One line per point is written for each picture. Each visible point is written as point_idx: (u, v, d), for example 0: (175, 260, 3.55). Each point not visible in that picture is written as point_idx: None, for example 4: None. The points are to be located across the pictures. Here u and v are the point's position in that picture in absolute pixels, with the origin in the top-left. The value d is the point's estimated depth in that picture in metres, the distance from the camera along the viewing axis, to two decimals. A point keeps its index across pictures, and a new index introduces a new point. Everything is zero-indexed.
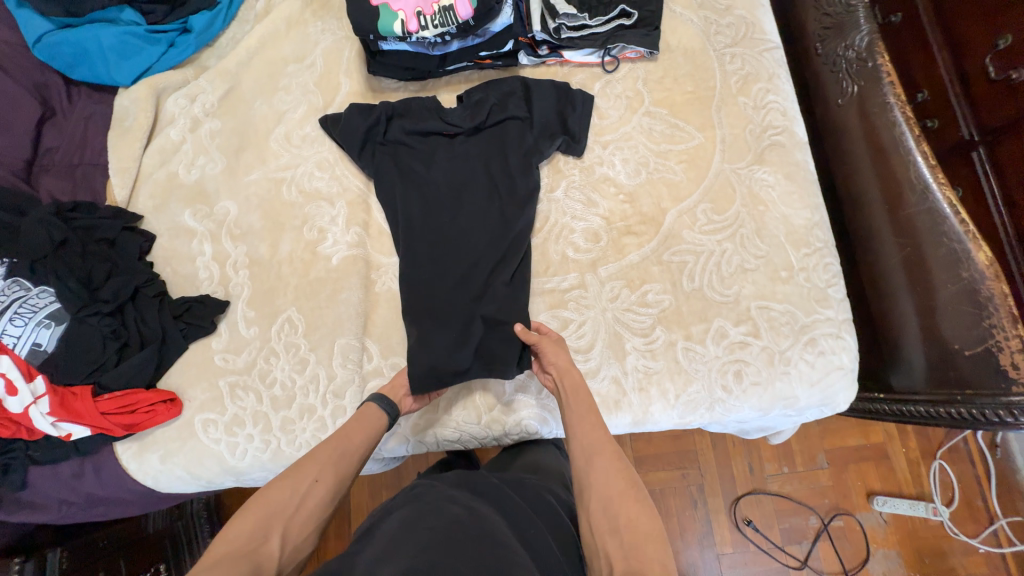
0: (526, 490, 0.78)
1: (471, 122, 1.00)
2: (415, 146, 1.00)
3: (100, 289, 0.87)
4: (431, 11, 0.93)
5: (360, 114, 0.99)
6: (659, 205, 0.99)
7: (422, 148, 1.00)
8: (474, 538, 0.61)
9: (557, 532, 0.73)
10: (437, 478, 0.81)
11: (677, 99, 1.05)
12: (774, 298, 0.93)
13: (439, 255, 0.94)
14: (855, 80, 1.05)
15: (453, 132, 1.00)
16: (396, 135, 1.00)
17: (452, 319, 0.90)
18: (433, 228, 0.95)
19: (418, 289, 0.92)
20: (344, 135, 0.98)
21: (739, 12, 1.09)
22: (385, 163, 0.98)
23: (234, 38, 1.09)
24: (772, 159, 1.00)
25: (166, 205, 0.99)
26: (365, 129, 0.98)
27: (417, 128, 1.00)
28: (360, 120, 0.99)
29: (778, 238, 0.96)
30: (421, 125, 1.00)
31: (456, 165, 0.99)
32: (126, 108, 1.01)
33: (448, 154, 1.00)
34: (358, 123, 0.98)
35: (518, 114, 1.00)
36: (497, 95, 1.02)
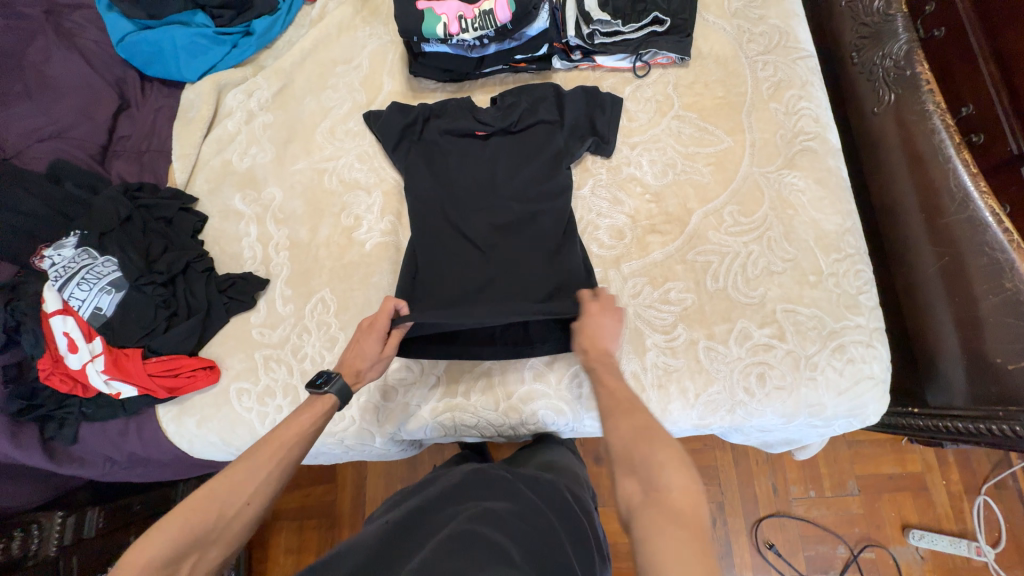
0: (541, 488, 0.77)
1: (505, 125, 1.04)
2: (447, 146, 1.04)
3: (157, 262, 0.95)
4: (472, 15, 0.99)
5: (398, 113, 1.05)
6: (685, 206, 1.00)
7: (455, 148, 1.04)
8: (486, 542, 0.59)
9: (577, 542, 0.70)
10: (452, 471, 0.81)
11: (707, 104, 1.06)
12: (801, 302, 0.92)
13: (466, 249, 0.97)
14: (892, 89, 1.03)
15: (484, 132, 1.05)
16: (432, 138, 1.05)
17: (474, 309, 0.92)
18: (464, 223, 0.99)
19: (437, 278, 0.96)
20: (382, 133, 1.04)
21: (773, 21, 1.10)
22: (419, 161, 1.03)
23: (290, 41, 1.18)
24: (803, 164, 1.00)
25: (219, 189, 1.07)
26: (401, 129, 1.04)
27: (450, 129, 1.04)
28: (397, 119, 1.05)
29: (806, 242, 0.95)
30: (455, 126, 1.04)
31: (488, 164, 1.03)
32: (191, 101, 1.11)
33: (480, 154, 1.04)
34: (396, 122, 1.04)
35: (550, 117, 1.04)
36: (528, 100, 1.06)
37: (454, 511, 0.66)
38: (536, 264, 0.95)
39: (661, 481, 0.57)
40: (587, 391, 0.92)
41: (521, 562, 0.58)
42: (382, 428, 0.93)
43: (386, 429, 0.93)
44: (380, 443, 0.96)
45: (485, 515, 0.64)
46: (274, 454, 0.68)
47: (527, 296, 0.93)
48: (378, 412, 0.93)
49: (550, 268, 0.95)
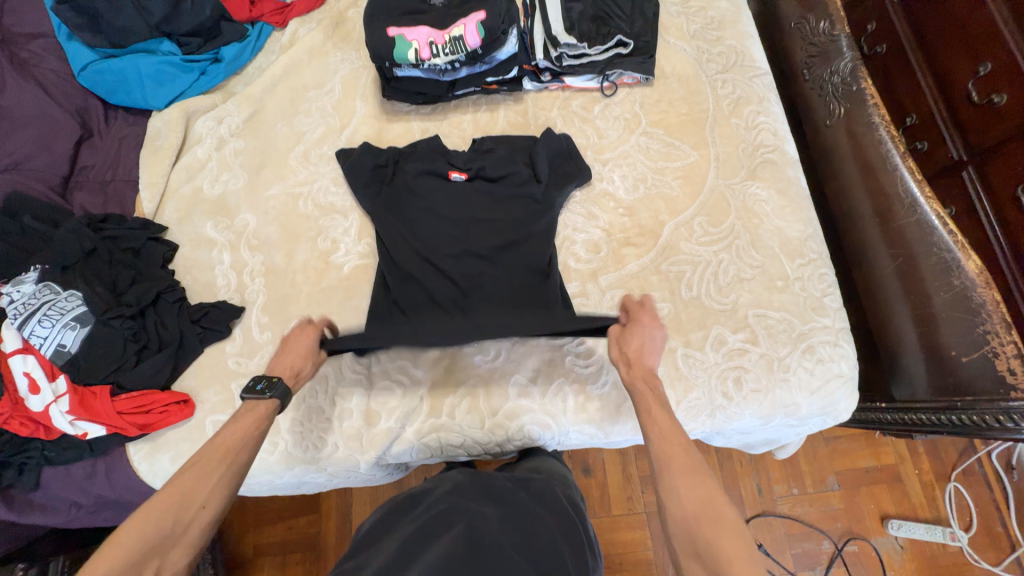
0: (532, 487, 0.79)
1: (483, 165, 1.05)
2: (420, 183, 1.04)
3: (126, 294, 0.92)
4: (442, 41, 1.00)
5: (369, 163, 1.04)
6: (657, 218, 1.03)
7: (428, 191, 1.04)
8: (489, 561, 0.61)
9: (565, 524, 0.73)
10: (448, 476, 0.82)
11: (672, 121, 1.11)
12: (770, 306, 0.96)
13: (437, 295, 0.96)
14: (842, 103, 1.10)
15: (460, 173, 1.05)
16: (400, 179, 1.05)
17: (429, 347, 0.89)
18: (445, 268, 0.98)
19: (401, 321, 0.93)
20: (353, 175, 1.03)
21: (729, 42, 1.17)
22: (388, 207, 1.02)
23: (260, 67, 1.18)
24: (764, 175, 1.05)
25: (189, 217, 1.04)
26: (373, 175, 1.04)
27: (419, 166, 1.05)
28: (367, 164, 1.04)
29: (772, 249, 1.00)
30: (423, 168, 1.05)
31: (464, 204, 1.03)
32: (158, 129, 1.09)
33: (457, 194, 1.04)
34: (365, 171, 1.03)
35: (522, 169, 1.04)
36: (507, 148, 1.07)
37: (451, 522, 0.67)
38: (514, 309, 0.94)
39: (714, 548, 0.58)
40: (571, 404, 0.93)
41: (523, 562, 0.62)
42: (367, 451, 0.91)
43: (371, 454, 0.92)
44: (365, 469, 0.94)
45: (480, 524, 0.67)
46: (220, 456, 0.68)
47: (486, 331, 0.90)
48: (361, 438, 0.91)
49: (533, 315, 0.92)
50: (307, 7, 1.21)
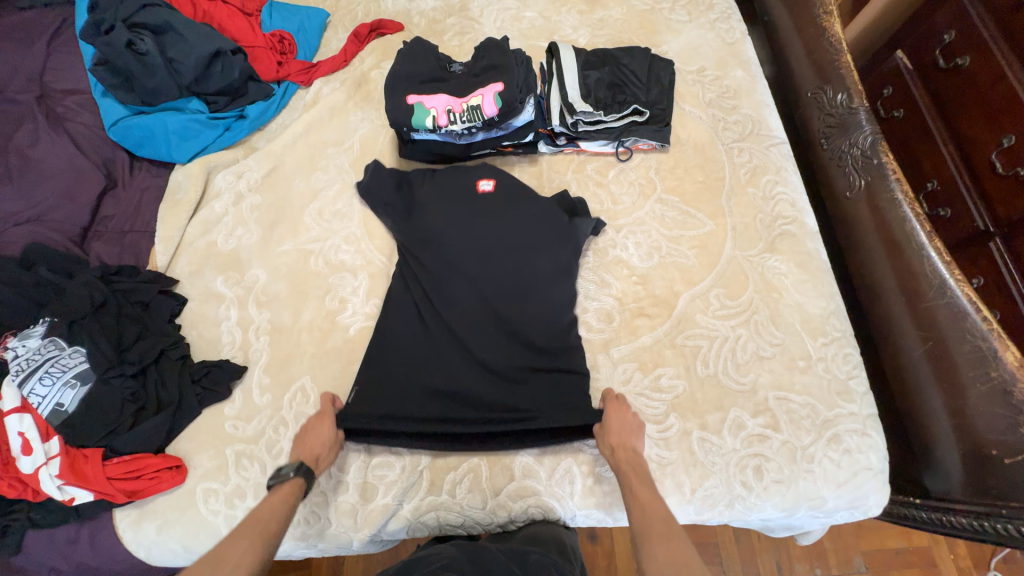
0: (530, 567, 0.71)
1: (511, 193, 1.03)
2: (438, 221, 1.00)
3: (128, 351, 0.91)
4: (459, 109, 1.01)
5: (391, 184, 1.06)
6: (671, 288, 1.00)
7: (442, 226, 1.00)
8: None
9: None
10: (440, 549, 0.77)
11: (688, 188, 1.10)
12: (792, 388, 0.91)
13: (451, 284, 0.97)
14: (862, 175, 1.08)
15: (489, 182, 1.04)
16: (422, 194, 1.05)
17: (442, 325, 0.96)
18: (461, 301, 0.96)
19: (410, 373, 0.93)
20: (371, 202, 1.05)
21: (745, 111, 1.17)
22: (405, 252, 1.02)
23: (283, 123, 1.21)
24: (783, 248, 1.02)
25: (201, 271, 1.04)
26: (394, 194, 1.05)
27: (439, 197, 1.03)
28: (386, 188, 1.05)
29: (793, 326, 0.96)
30: (441, 192, 1.03)
31: (477, 234, 0.99)
32: (179, 182, 1.11)
33: (474, 220, 1.00)
34: (388, 189, 1.05)
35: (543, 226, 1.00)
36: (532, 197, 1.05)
37: None
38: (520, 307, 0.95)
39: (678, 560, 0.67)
40: (578, 487, 0.88)
41: None
42: (361, 527, 0.86)
43: (364, 532, 0.86)
44: (358, 546, 0.89)
45: None
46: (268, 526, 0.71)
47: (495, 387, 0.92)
48: (356, 513, 0.86)
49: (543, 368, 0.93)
50: (332, 67, 1.25)
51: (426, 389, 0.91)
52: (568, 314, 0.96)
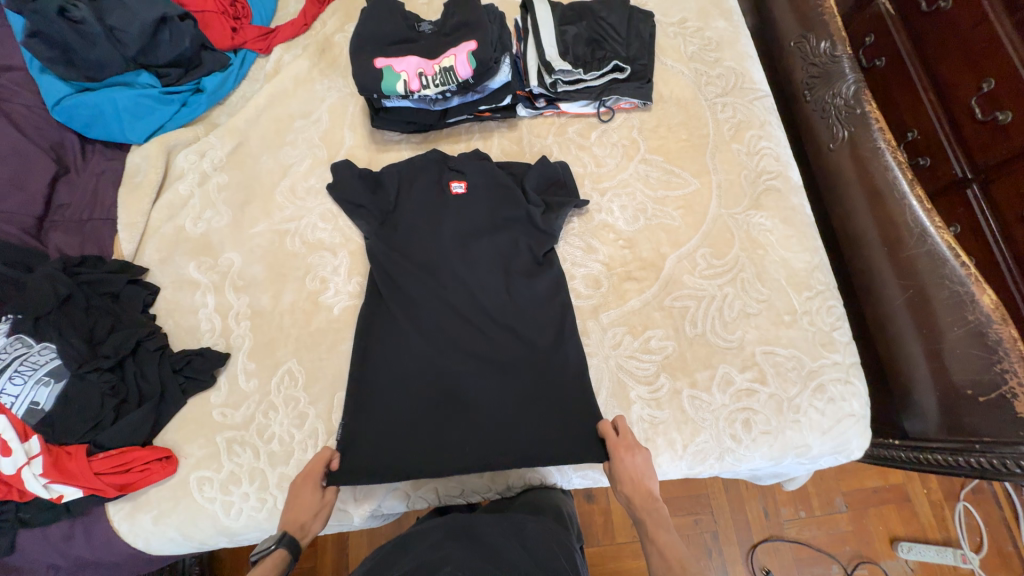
0: (527, 538, 0.72)
1: (485, 183, 1.01)
2: (415, 224, 0.99)
3: (101, 345, 0.87)
4: (432, 72, 0.96)
5: (364, 185, 1.00)
6: (658, 250, 1.00)
7: (418, 235, 0.98)
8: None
9: None
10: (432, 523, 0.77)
11: (672, 147, 1.07)
12: (778, 342, 0.92)
13: (430, 304, 0.94)
14: (846, 126, 1.06)
15: (460, 183, 1.01)
16: (393, 195, 1.00)
17: (434, 338, 0.92)
18: (443, 320, 0.93)
19: (409, 411, 0.89)
20: (346, 203, 0.99)
21: (728, 64, 1.14)
22: (373, 279, 0.96)
23: (243, 96, 1.13)
24: (769, 204, 1.02)
25: (171, 258, 1.00)
26: (369, 198, 0.99)
27: (415, 193, 1.01)
28: (361, 188, 1.00)
29: (779, 282, 0.96)
30: (413, 191, 1.01)
31: (455, 239, 0.98)
32: (137, 164, 1.04)
33: (449, 223, 0.99)
34: (363, 192, 0.99)
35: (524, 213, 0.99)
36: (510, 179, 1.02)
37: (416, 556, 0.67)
38: (512, 308, 0.94)
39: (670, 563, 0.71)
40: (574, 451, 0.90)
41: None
42: (358, 509, 0.87)
43: (364, 508, 0.87)
44: (359, 522, 0.90)
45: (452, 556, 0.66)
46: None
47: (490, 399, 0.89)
48: (356, 489, 0.87)
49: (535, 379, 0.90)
50: (291, 33, 1.17)
51: (423, 417, 0.88)
52: (557, 317, 0.94)
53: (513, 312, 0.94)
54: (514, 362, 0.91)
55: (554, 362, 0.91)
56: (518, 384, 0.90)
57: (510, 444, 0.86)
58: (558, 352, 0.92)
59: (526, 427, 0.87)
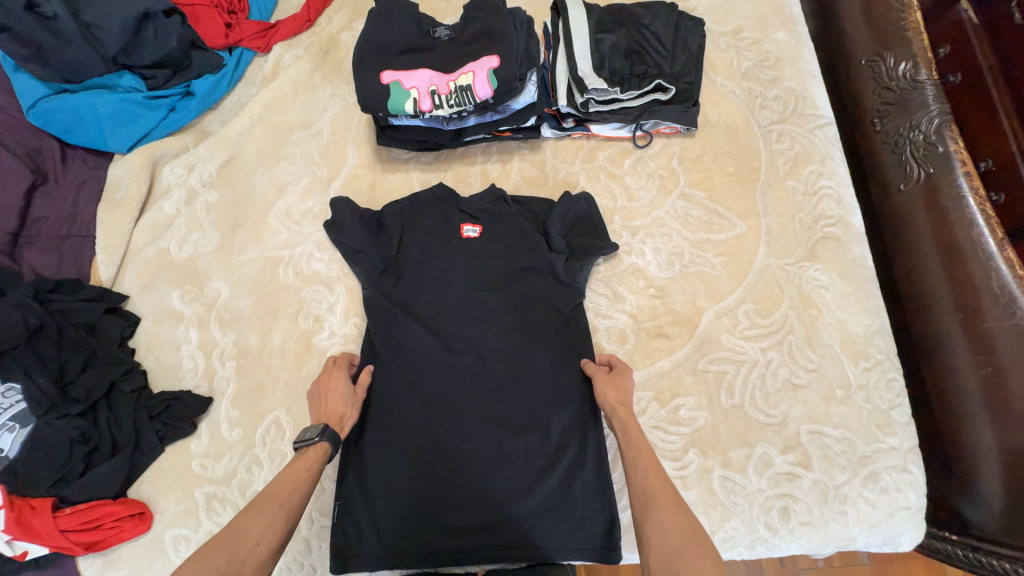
0: None
1: (501, 223, 0.90)
2: (418, 273, 0.87)
3: (72, 388, 0.79)
4: (446, 90, 0.83)
5: (365, 227, 0.89)
6: (694, 303, 0.88)
7: (421, 287, 0.86)
8: None
9: None
10: None
11: (717, 181, 0.94)
12: (827, 422, 0.80)
13: (431, 368, 0.83)
14: (922, 165, 0.91)
15: (473, 226, 0.89)
16: (395, 239, 0.89)
17: (436, 407, 0.81)
18: (445, 385, 0.82)
19: (405, 491, 0.79)
20: (345, 247, 0.88)
21: (787, 84, 0.99)
22: (369, 334, 0.85)
23: (238, 101, 1.02)
24: (825, 255, 0.88)
25: (153, 285, 0.91)
26: (369, 242, 0.88)
27: (420, 236, 0.89)
28: (358, 230, 0.88)
29: (832, 348, 0.84)
30: (418, 233, 0.89)
31: (463, 289, 0.86)
32: (119, 178, 0.94)
33: (457, 271, 0.87)
34: (363, 235, 0.87)
35: (546, 261, 0.87)
36: (528, 216, 0.91)
37: None
38: (524, 376, 0.83)
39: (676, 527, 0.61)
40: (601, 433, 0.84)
41: None
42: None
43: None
44: None
45: None
46: (253, 536, 0.60)
47: (502, 478, 0.79)
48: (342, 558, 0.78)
49: (551, 452, 0.80)
50: (293, 30, 1.05)
51: (428, 498, 0.79)
52: (574, 379, 0.83)
53: (526, 377, 0.83)
54: (524, 440, 0.80)
55: (571, 433, 0.82)
56: (532, 459, 0.80)
57: (518, 527, 0.78)
58: (574, 420, 0.82)
59: (534, 512, 0.78)
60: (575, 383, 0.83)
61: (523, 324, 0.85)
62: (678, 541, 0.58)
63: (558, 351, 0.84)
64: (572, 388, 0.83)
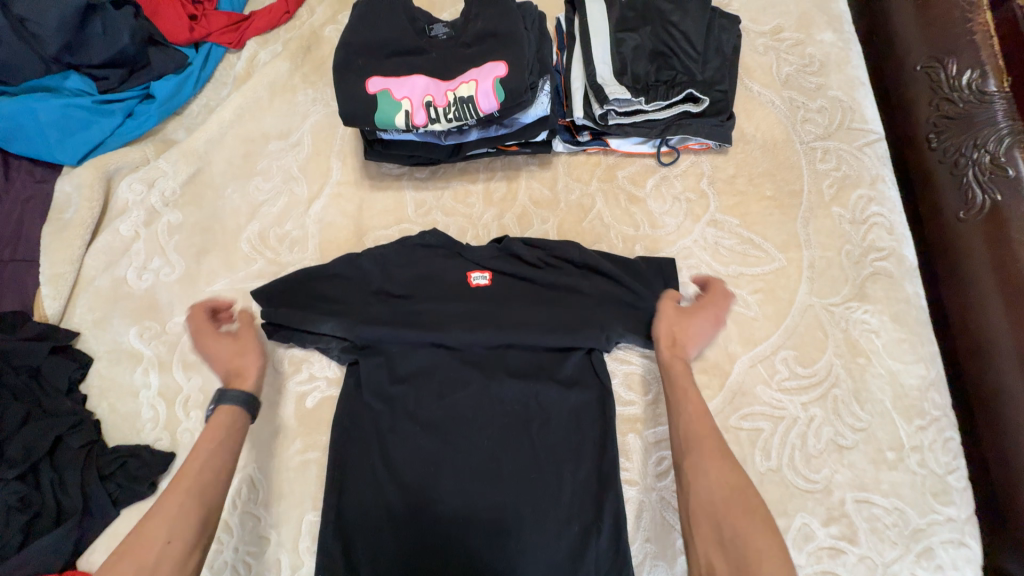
0: None
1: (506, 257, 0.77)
2: (418, 310, 0.74)
3: (7, 446, 0.68)
4: (443, 102, 0.71)
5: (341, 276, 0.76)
6: (725, 348, 0.77)
7: (414, 327, 0.73)
8: None
9: None
10: None
11: (752, 207, 0.83)
12: (877, 489, 0.70)
13: (427, 415, 0.72)
14: (988, 189, 0.78)
15: (480, 274, 0.76)
16: (384, 273, 0.76)
17: (430, 460, 0.70)
18: (441, 434, 0.71)
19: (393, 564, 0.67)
20: (314, 293, 0.75)
21: (834, 93, 0.87)
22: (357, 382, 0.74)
23: (208, 105, 0.90)
24: (875, 294, 0.77)
25: (108, 320, 0.79)
26: (345, 290, 0.75)
27: (413, 270, 0.76)
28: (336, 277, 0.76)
29: (882, 404, 0.73)
30: (413, 265, 0.76)
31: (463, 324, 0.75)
32: (66, 195, 0.81)
33: (459, 308, 0.75)
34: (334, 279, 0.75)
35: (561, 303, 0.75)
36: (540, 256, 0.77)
37: None
38: (534, 429, 0.71)
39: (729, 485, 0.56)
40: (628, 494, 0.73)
41: None
42: None
43: None
44: None
45: None
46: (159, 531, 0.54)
47: (506, 548, 0.67)
48: None
49: (561, 519, 0.68)
50: (270, 23, 0.92)
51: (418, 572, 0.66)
52: (589, 433, 0.71)
53: (534, 427, 0.71)
54: (532, 507, 0.68)
55: (587, 497, 0.69)
56: (540, 526, 0.67)
57: None
58: (590, 482, 0.70)
59: None
60: (592, 438, 0.71)
61: (531, 365, 0.74)
62: (724, 496, 0.55)
63: (571, 398, 0.72)
64: (589, 444, 0.71)
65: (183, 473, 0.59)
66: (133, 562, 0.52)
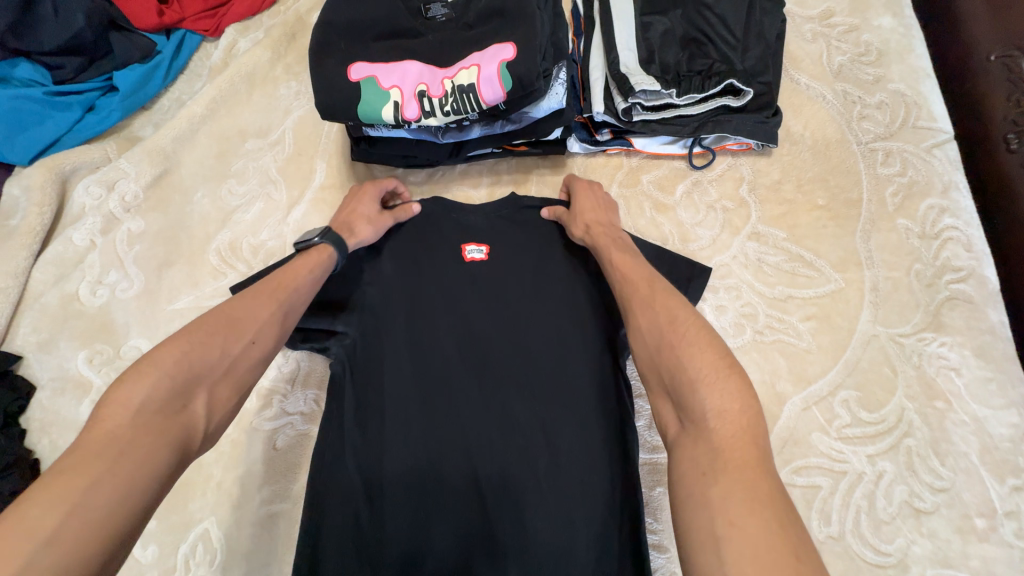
0: None
1: (517, 248, 0.62)
2: (402, 312, 0.60)
3: None
4: (439, 91, 0.60)
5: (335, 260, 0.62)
6: (772, 386, 0.65)
7: (397, 333, 0.59)
8: None
9: None
10: None
11: (801, 217, 0.70)
12: (965, 568, 0.57)
13: (406, 445, 0.56)
14: None
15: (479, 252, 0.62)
16: (381, 261, 0.62)
17: (408, 502, 0.55)
18: (423, 468, 0.55)
19: None
20: None
21: (895, 85, 0.75)
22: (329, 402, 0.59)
23: (179, 99, 0.80)
24: (953, 323, 0.65)
25: (54, 343, 0.69)
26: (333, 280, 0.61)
27: (406, 262, 0.62)
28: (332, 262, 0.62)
29: (967, 459, 0.60)
30: (404, 255, 0.62)
31: (457, 328, 0.59)
32: (14, 199, 0.72)
33: (452, 310, 0.60)
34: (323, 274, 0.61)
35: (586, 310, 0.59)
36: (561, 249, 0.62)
37: None
38: (541, 467, 0.55)
39: (674, 326, 0.45)
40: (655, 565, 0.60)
41: None
42: None
43: None
44: None
45: None
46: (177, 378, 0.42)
47: None
48: None
49: None
50: (250, 8, 0.82)
51: None
52: (612, 477, 0.55)
53: (541, 464, 0.55)
54: (538, 571, 0.52)
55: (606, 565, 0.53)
56: None
57: None
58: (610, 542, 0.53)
59: None
60: (612, 486, 0.55)
61: (540, 382, 0.57)
62: (663, 334, 0.45)
63: (589, 430, 0.56)
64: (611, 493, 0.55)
65: (229, 326, 0.46)
66: (151, 395, 0.40)
